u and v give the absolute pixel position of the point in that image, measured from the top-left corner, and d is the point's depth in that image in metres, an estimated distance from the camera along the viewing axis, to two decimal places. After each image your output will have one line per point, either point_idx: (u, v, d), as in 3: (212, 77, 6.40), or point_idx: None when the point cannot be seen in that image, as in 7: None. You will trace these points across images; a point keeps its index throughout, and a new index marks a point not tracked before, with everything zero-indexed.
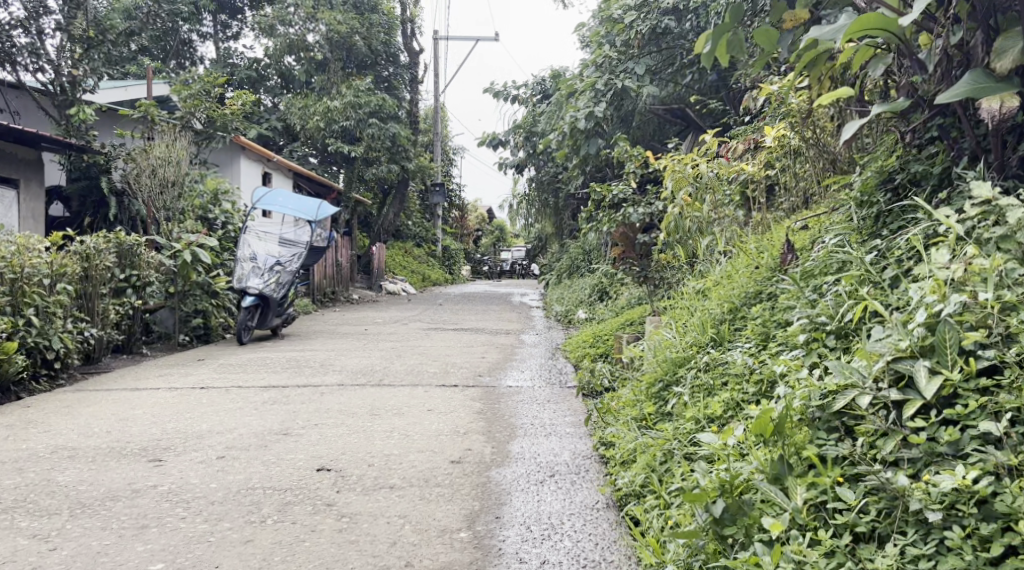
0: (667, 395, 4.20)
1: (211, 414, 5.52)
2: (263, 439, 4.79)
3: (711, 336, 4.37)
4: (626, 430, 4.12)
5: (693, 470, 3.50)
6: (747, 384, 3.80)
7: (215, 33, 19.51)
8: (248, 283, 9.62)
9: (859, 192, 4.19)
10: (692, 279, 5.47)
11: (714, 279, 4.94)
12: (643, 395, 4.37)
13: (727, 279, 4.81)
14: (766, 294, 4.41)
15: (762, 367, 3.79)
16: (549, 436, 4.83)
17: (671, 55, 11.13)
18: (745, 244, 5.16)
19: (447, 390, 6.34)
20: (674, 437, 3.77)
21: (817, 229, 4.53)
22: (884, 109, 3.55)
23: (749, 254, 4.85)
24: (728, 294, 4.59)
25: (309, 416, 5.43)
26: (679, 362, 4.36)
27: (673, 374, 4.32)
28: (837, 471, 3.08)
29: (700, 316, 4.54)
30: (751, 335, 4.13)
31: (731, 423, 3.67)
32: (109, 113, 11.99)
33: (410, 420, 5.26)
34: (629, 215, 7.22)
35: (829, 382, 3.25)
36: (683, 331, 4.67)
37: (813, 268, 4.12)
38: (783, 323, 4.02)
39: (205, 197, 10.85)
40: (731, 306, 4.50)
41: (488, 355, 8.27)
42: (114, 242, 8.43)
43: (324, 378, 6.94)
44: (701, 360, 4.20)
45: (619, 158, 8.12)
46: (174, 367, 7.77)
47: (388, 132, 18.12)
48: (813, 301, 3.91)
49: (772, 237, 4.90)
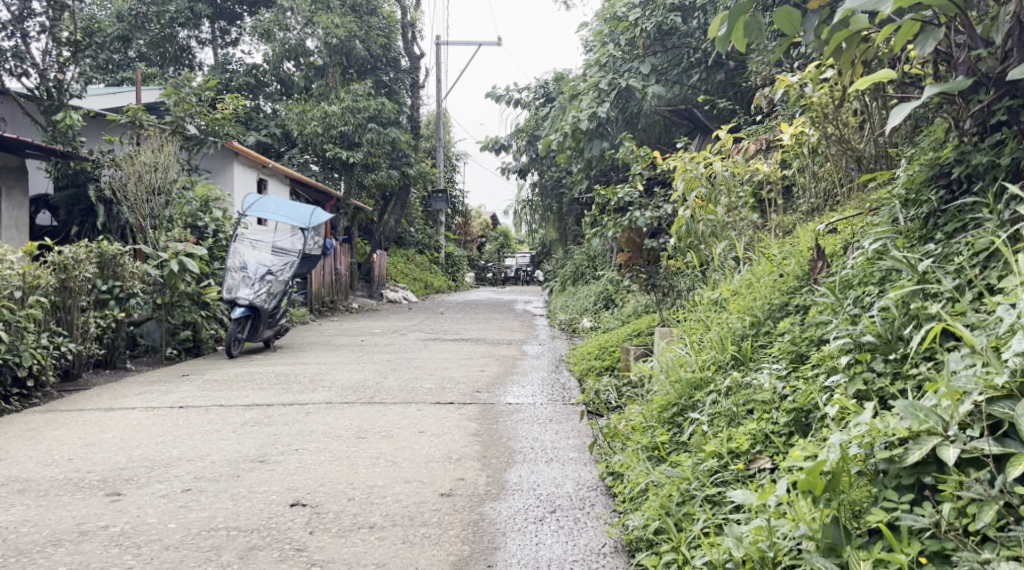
0: (683, 423, 3.77)
1: (185, 438, 5.10)
2: (236, 468, 4.37)
3: (731, 354, 3.94)
4: (635, 462, 3.69)
5: (722, 524, 3.05)
6: (778, 414, 3.37)
7: (214, 39, 19.05)
8: (237, 294, 9.19)
9: (904, 189, 3.78)
10: (707, 289, 4.99)
11: (731, 287, 4.50)
12: (654, 419, 3.94)
13: (745, 288, 4.36)
14: (794, 306, 3.98)
15: (796, 394, 3.36)
16: (550, 462, 4.41)
17: (679, 55, 10.73)
18: (766, 250, 4.69)
19: (442, 408, 5.91)
20: (694, 477, 3.34)
21: (849, 234, 4.11)
22: (936, 90, 3.05)
23: (772, 261, 4.41)
24: (750, 305, 4.16)
25: (290, 439, 5.00)
26: (696, 383, 3.93)
27: (690, 398, 3.89)
28: (914, 546, 2.61)
29: (717, 329, 4.10)
30: (781, 356, 3.70)
31: (759, 460, 3.25)
32: (98, 118, 11.56)
33: (400, 444, 4.84)
34: (636, 220, 6.84)
35: (901, 428, 2.78)
36: (698, 347, 4.23)
37: (852, 279, 3.69)
38: (817, 342, 3.59)
39: (195, 204, 10.36)
40: (753, 320, 4.06)
41: (488, 368, 7.85)
42: (96, 252, 8.03)
43: (311, 395, 6.51)
44: (722, 383, 3.76)
45: (624, 159, 7.71)
46: (156, 383, 7.34)
47: (388, 137, 17.75)
48: (855, 318, 3.48)
49: (797, 240, 4.47)
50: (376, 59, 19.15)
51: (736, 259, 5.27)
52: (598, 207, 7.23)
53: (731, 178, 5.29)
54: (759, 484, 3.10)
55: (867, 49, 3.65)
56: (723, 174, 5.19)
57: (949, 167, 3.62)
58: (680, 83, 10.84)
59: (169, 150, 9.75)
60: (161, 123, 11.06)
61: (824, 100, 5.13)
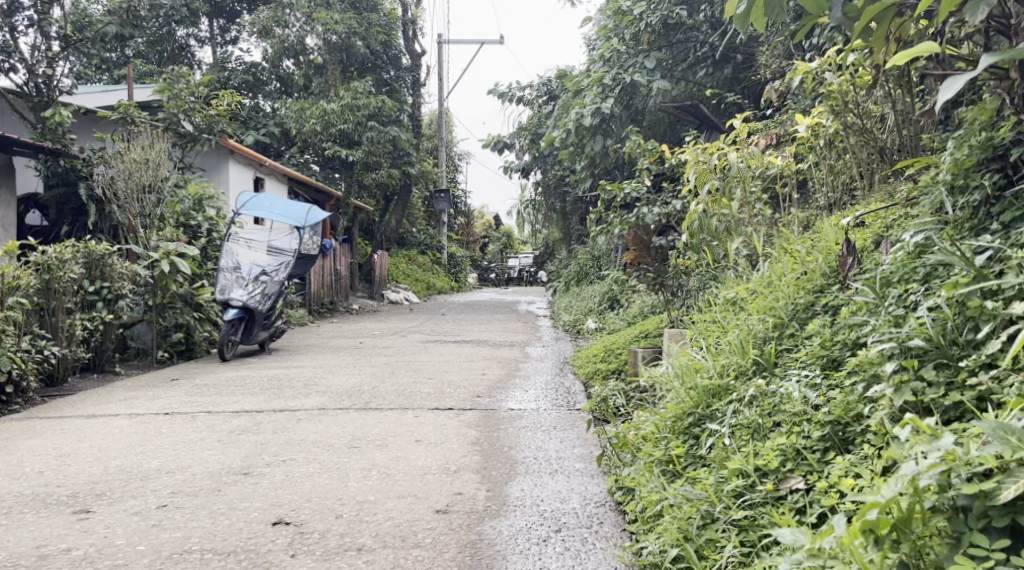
0: (700, 435, 3.46)
1: (167, 447, 4.80)
2: (218, 481, 4.08)
3: (753, 358, 3.64)
4: (648, 479, 3.38)
5: (760, 559, 2.74)
6: (813, 429, 3.08)
7: (213, 36, 18.73)
8: (231, 294, 8.91)
9: (951, 174, 3.47)
10: (721, 289, 4.68)
11: (749, 285, 4.21)
12: (667, 429, 3.64)
13: (767, 286, 4.07)
14: (822, 306, 3.70)
15: (834, 406, 3.08)
16: (555, 474, 4.11)
17: (685, 49, 10.42)
18: (787, 247, 4.37)
19: (441, 415, 5.61)
20: (717, 498, 3.04)
21: (883, 227, 3.85)
22: (995, 58, 2.68)
23: (795, 259, 4.12)
24: (772, 305, 3.87)
25: (278, 449, 4.70)
26: (713, 390, 3.62)
27: (707, 407, 3.59)
28: None
29: (736, 331, 3.80)
30: (811, 362, 3.41)
31: (791, 480, 2.96)
32: (89, 115, 11.27)
33: (394, 454, 4.54)
34: (644, 217, 6.55)
35: (991, 459, 2.44)
36: (714, 349, 3.94)
37: (889, 276, 3.42)
38: (852, 346, 3.32)
39: (187, 202, 10.06)
40: (775, 320, 3.78)
41: (489, 371, 7.55)
42: (82, 251, 7.78)
43: (304, 401, 6.21)
44: (744, 391, 3.46)
45: (630, 154, 7.40)
46: (144, 388, 7.05)
47: (388, 135, 17.50)
48: (900, 319, 3.20)
49: (821, 236, 4.19)
50: (377, 57, 18.85)
51: (753, 257, 4.95)
52: (603, 204, 6.94)
53: (748, 170, 4.96)
54: (801, 515, 2.81)
55: (901, 26, 3.36)
56: (739, 165, 4.87)
57: (1004, 150, 3.32)
58: (685, 80, 10.56)
59: (160, 147, 9.39)
60: (154, 119, 10.86)
61: (844, 88, 4.84)
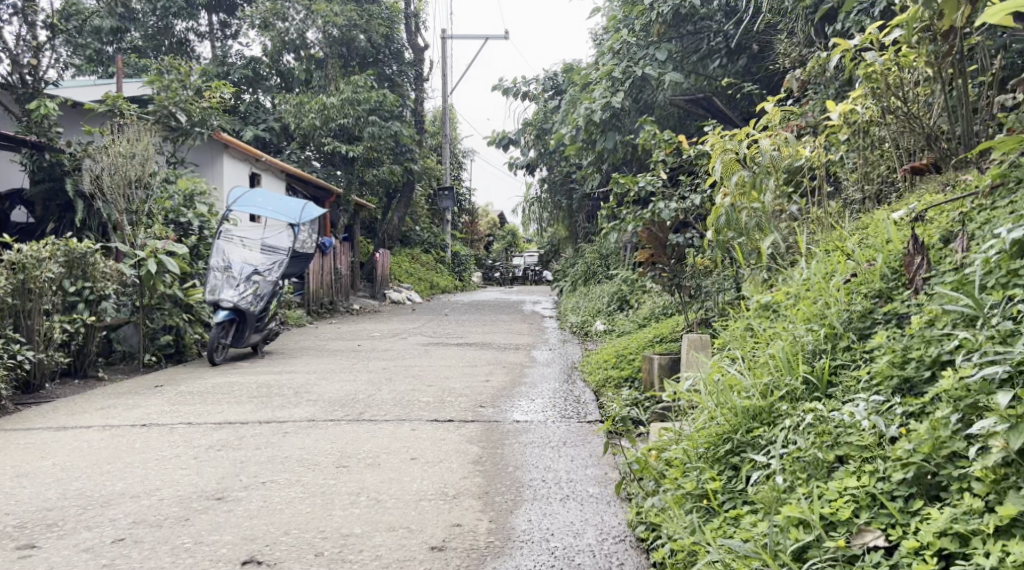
0: (742, 467, 3.07)
1: (137, 466, 4.35)
2: (187, 508, 3.63)
3: (804, 377, 3.26)
4: (683, 522, 2.98)
5: None
6: (892, 470, 2.70)
7: (213, 31, 18.31)
8: (221, 295, 8.46)
9: None
10: (752, 294, 4.23)
11: (790, 289, 3.82)
12: (701, 456, 3.25)
13: (813, 289, 3.67)
14: (883, 316, 3.32)
15: (922, 442, 2.69)
16: (566, 500, 3.67)
17: (699, 40, 9.96)
18: (831, 247, 3.99)
19: (440, 428, 5.16)
20: (774, 555, 2.63)
21: (955, 224, 3.50)
22: None
23: (845, 260, 3.72)
24: (822, 313, 3.49)
25: (259, 469, 4.25)
26: (755, 413, 3.23)
27: (749, 432, 3.21)
28: None
29: (782, 343, 3.40)
30: (879, 384, 3.03)
31: (867, 536, 2.57)
32: (77, 108, 10.82)
33: (386, 476, 4.11)
34: (660, 213, 6.08)
35: None
36: (752, 361, 3.54)
37: (980, 281, 3.07)
38: (936, 365, 2.93)
39: (177, 199, 9.61)
40: (826, 331, 3.40)
41: (493, 377, 7.10)
42: (62, 250, 7.31)
43: (293, 411, 5.76)
44: (798, 418, 3.07)
45: (643, 145, 6.90)
46: (126, 395, 6.61)
47: (390, 130, 17.03)
48: (1007, 335, 2.82)
49: (874, 233, 3.84)
50: (379, 51, 18.41)
51: (788, 259, 4.46)
52: (615, 199, 6.48)
53: (786, 161, 4.49)
54: None
55: None
56: (773, 154, 4.39)
57: None
58: (697, 73, 10.10)
59: (148, 140, 8.93)
60: (144, 113, 10.43)
61: (886, 69, 4.43)
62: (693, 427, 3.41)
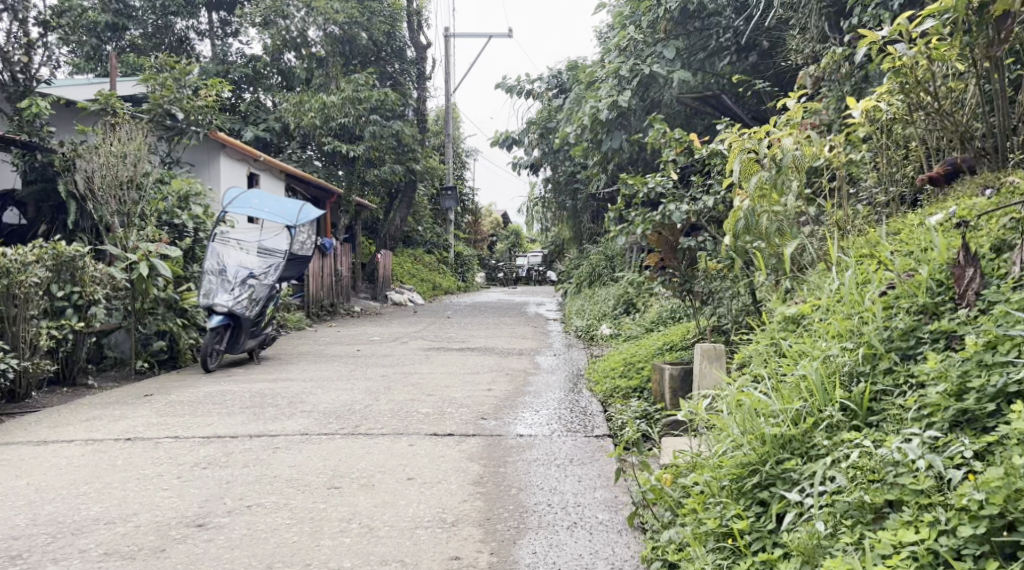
0: (775, 504, 2.89)
1: (116, 486, 4.08)
2: (163, 537, 3.38)
3: (841, 403, 3.08)
4: (708, 564, 2.81)
5: None
6: (955, 520, 2.51)
7: (212, 29, 18.00)
8: (215, 299, 8.20)
9: None
10: (772, 305, 4.00)
11: (819, 303, 3.65)
12: (725, 489, 3.06)
13: (846, 303, 3.49)
14: (930, 336, 3.16)
15: (992, 490, 2.50)
16: (573, 528, 3.45)
17: (707, 35, 9.69)
18: (864, 257, 3.82)
19: (440, 443, 4.90)
20: None
21: (1006, 232, 3.37)
22: None
23: (882, 274, 3.54)
24: (858, 331, 3.31)
25: (245, 491, 4.00)
26: (788, 443, 3.05)
27: (779, 464, 3.02)
28: None
29: (816, 364, 3.22)
30: (932, 415, 2.86)
31: None
32: (71, 107, 10.56)
33: (381, 499, 3.86)
34: (670, 215, 5.64)
35: None
36: (780, 382, 3.36)
37: None
38: (1002, 398, 2.78)
39: (172, 199, 9.32)
40: (866, 352, 3.23)
41: (496, 386, 6.84)
42: (51, 253, 7.05)
43: (286, 423, 5.48)
44: (840, 453, 2.88)
45: (652, 144, 6.60)
46: (114, 405, 6.35)
47: (391, 129, 16.73)
48: None
49: (915, 242, 3.68)
50: (381, 49, 18.17)
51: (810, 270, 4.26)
52: (622, 200, 6.13)
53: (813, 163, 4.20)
54: None
55: None
56: (795, 152, 4.07)
57: None
58: (703, 70, 9.92)
59: (141, 140, 8.65)
60: (138, 112, 10.14)
61: (916, 63, 4.15)
62: (715, 454, 3.22)
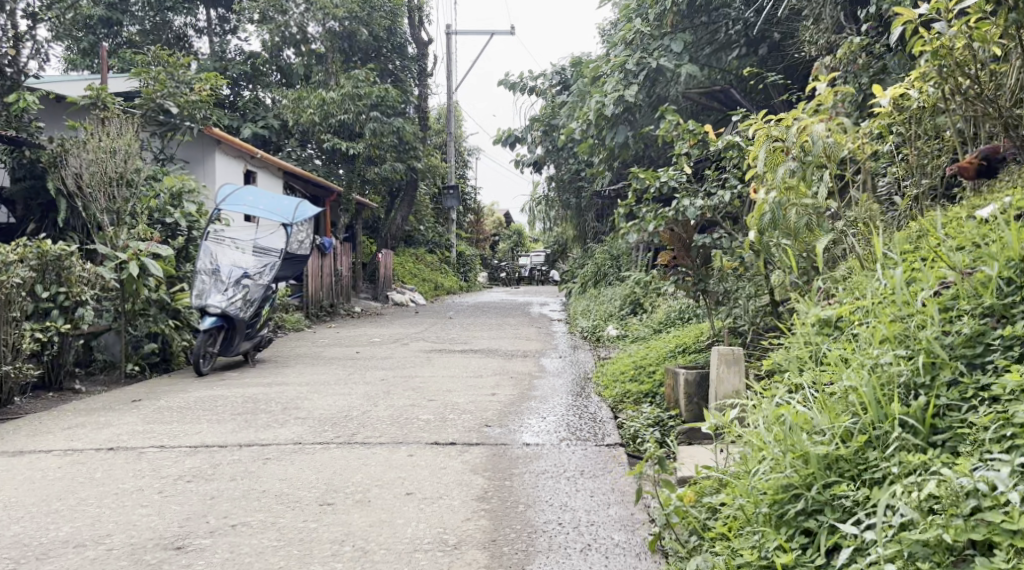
0: (827, 538, 2.66)
1: (92, 502, 3.79)
2: (138, 564, 3.12)
3: (900, 420, 2.83)
4: None
5: None
6: None
7: (211, 26, 17.66)
8: (208, 300, 7.89)
9: None
10: (804, 306, 3.74)
11: (863, 304, 3.39)
12: (762, 517, 2.85)
13: (898, 305, 3.22)
14: (999, 344, 2.90)
15: None
16: (587, 551, 3.22)
17: (716, 29, 9.37)
18: (913, 255, 3.55)
19: (442, 453, 4.59)
20: None
21: None
22: None
23: (939, 272, 3.27)
24: (913, 336, 3.05)
25: (230, 507, 3.71)
26: (838, 466, 2.82)
27: (826, 488, 2.80)
28: None
29: (868, 376, 2.96)
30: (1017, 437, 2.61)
31: None
32: (59, 103, 10.25)
33: (377, 517, 3.57)
34: (685, 210, 5.48)
35: None
36: (823, 394, 3.11)
37: None
38: None
39: (164, 196, 9.02)
40: (926, 361, 2.96)
41: (499, 390, 6.54)
42: (35, 252, 6.78)
43: (278, 432, 5.18)
44: (905, 481, 2.64)
45: (664, 136, 6.28)
46: (100, 411, 6.06)
47: (393, 126, 16.41)
48: None
49: (974, 237, 3.41)
50: (382, 45, 17.87)
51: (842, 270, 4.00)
52: (633, 196, 5.80)
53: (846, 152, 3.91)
54: None
55: None
56: (827, 140, 3.78)
57: None
58: (710, 66, 9.52)
59: (132, 135, 8.34)
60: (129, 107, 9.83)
61: (955, 43, 3.92)
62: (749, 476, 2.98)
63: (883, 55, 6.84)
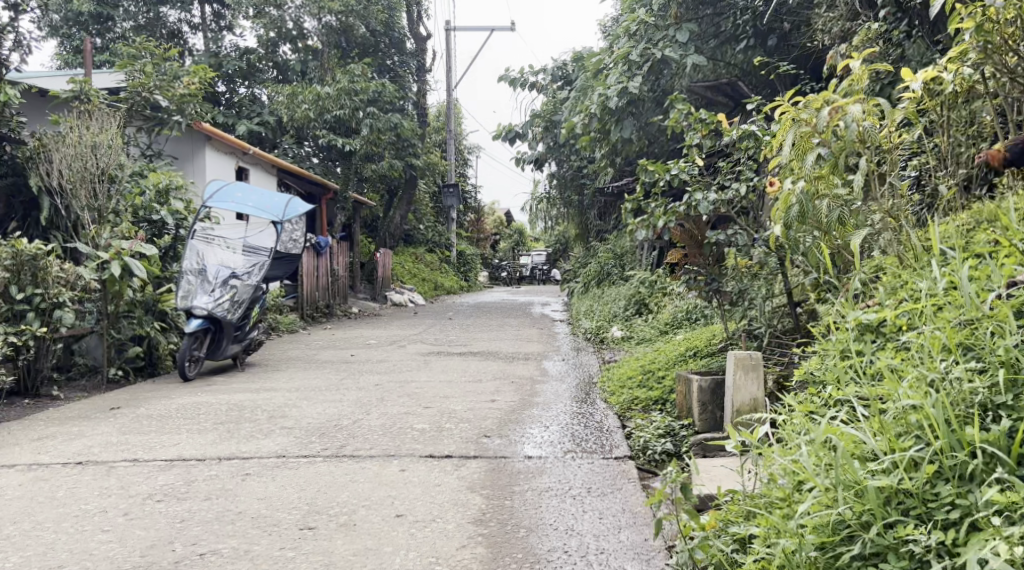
0: None
1: (48, 527, 3.44)
2: None
3: (976, 451, 2.52)
4: None
5: None
6: None
7: (206, 23, 17.08)
8: (194, 301, 7.54)
9: None
10: (842, 308, 3.42)
11: (918, 308, 3.06)
12: (810, 561, 2.55)
13: (962, 309, 2.89)
14: None
15: None
16: None
17: (722, 19, 8.96)
18: (973, 254, 3.22)
19: (436, 468, 4.23)
20: None
21: None
22: None
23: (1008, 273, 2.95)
24: (985, 348, 2.73)
25: (200, 532, 3.37)
26: (905, 505, 2.53)
27: (889, 529, 2.51)
28: None
29: (936, 397, 2.64)
30: None
31: None
32: (42, 96, 9.90)
33: (362, 545, 3.23)
34: (697, 204, 4.96)
35: None
36: (875, 413, 2.80)
37: None
38: None
39: (150, 193, 8.65)
40: (1006, 379, 2.64)
41: (500, 396, 6.18)
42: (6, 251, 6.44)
43: (261, 444, 4.82)
44: (995, 530, 2.35)
45: (672, 127, 5.90)
46: (75, 419, 5.70)
47: (391, 121, 15.96)
48: None
49: None
50: (379, 39, 17.50)
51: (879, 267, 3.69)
52: (641, 190, 5.36)
53: (882, 139, 3.60)
54: None
55: None
56: (865, 125, 3.45)
57: None
58: (715, 59, 9.15)
59: (113, 130, 7.96)
60: (113, 100, 9.46)
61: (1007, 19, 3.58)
62: (793, 513, 2.67)
63: (904, 41, 6.45)
